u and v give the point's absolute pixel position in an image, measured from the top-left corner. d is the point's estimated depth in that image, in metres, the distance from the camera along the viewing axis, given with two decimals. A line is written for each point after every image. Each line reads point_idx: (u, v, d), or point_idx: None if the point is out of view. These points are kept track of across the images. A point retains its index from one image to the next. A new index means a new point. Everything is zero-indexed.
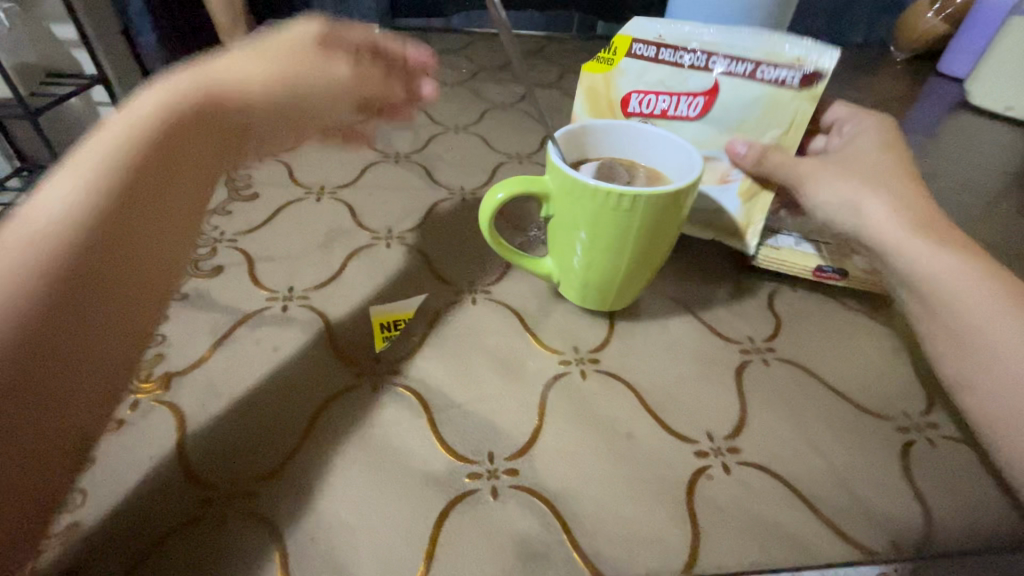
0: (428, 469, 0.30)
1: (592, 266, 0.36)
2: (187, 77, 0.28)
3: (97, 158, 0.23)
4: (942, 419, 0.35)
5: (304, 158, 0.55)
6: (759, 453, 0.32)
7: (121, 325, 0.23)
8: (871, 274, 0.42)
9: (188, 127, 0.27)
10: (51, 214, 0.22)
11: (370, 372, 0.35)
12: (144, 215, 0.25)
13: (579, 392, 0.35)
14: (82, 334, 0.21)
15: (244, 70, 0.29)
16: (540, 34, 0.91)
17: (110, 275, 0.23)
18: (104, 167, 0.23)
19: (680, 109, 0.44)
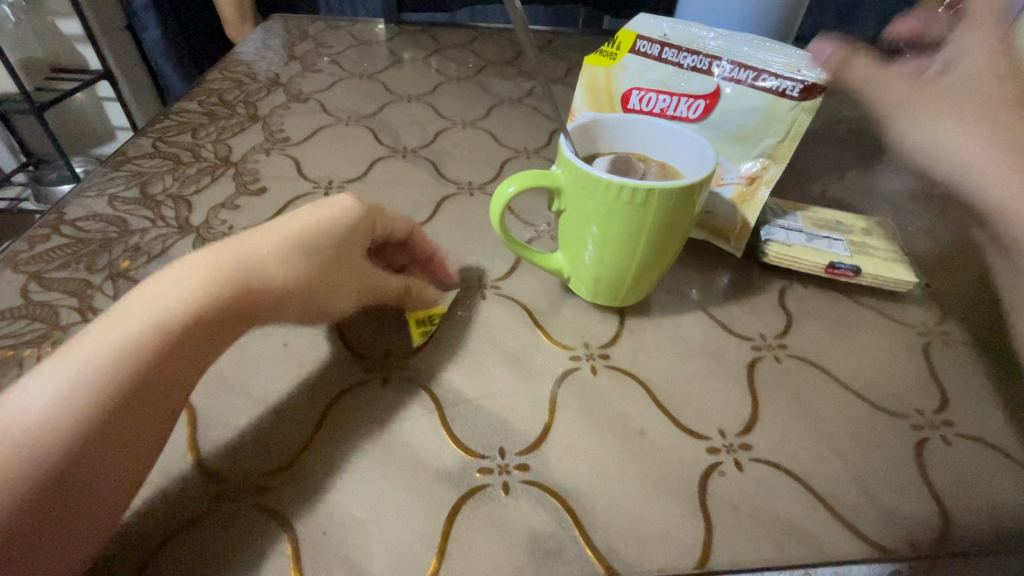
0: (439, 464, 0.30)
1: (603, 261, 0.35)
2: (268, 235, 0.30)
3: (236, 268, 0.28)
4: (956, 417, 0.35)
5: (312, 153, 0.55)
6: (771, 450, 0.32)
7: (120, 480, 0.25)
8: (885, 270, 0.42)
9: (258, 271, 0.29)
10: (106, 346, 0.25)
11: (380, 367, 0.35)
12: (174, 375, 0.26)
13: (590, 388, 0.35)
14: (99, 461, 0.24)
15: (293, 228, 0.30)
16: (546, 29, 0.90)
17: (132, 422, 0.25)
18: (159, 315, 0.26)
19: (677, 109, 0.44)
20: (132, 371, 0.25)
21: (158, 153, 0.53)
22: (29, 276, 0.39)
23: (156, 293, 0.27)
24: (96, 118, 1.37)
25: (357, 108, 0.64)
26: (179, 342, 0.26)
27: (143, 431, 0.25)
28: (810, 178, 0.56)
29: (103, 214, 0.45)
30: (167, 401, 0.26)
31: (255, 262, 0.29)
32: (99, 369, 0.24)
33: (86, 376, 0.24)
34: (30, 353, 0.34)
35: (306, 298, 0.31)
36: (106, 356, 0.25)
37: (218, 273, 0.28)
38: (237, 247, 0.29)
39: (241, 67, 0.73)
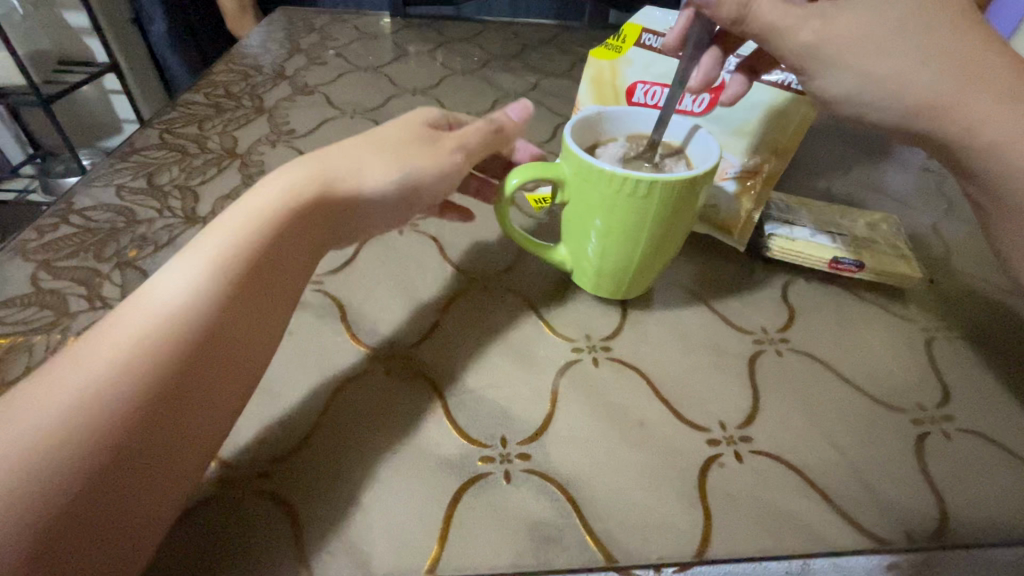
0: (441, 452, 0.30)
1: (606, 253, 0.35)
2: (344, 157, 0.33)
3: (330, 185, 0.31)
4: (957, 411, 0.35)
5: (317, 145, 0.55)
6: (771, 442, 0.32)
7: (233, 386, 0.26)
8: (888, 266, 0.42)
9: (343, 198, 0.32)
10: (222, 248, 0.27)
11: (384, 357, 0.35)
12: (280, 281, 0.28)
13: (591, 380, 0.35)
14: (223, 357, 0.25)
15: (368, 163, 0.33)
16: (551, 23, 0.90)
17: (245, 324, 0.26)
18: (269, 221, 0.28)
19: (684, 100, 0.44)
20: (243, 278, 0.27)
21: (165, 145, 0.54)
22: (38, 265, 0.39)
23: (254, 206, 0.29)
24: (103, 111, 1.39)
25: (362, 101, 0.65)
26: (282, 251, 0.29)
27: (253, 326, 0.27)
28: (814, 174, 0.56)
29: (111, 204, 0.45)
30: (296, 276, 0.30)
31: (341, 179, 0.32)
32: (219, 275, 0.26)
33: (260, 230, 0.28)
34: (40, 340, 0.34)
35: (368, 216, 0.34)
36: (269, 215, 0.29)
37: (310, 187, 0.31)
38: (319, 169, 0.32)
39: (247, 60, 0.73)
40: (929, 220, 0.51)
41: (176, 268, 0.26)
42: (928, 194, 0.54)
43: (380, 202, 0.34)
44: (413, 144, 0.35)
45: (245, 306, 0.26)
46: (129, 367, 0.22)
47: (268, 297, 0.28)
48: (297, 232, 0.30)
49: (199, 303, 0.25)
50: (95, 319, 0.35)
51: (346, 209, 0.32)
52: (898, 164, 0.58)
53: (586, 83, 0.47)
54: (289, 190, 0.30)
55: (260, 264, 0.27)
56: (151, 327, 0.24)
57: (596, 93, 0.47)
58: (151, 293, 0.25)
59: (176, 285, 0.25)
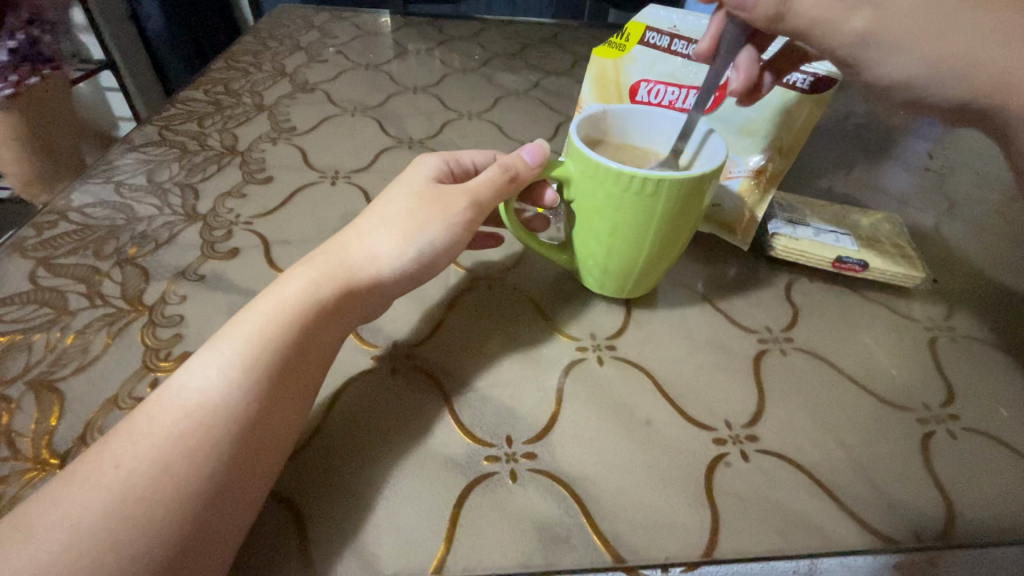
0: (447, 452, 0.30)
1: (612, 253, 0.35)
2: (360, 235, 0.32)
3: (352, 267, 0.31)
4: (963, 411, 0.35)
5: (319, 143, 0.55)
6: (778, 441, 0.32)
7: (261, 485, 0.25)
8: (891, 265, 0.42)
9: (361, 275, 0.31)
10: (242, 347, 0.26)
11: (389, 357, 0.35)
12: (302, 371, 0.28)
13: (597, 379, 0.35)
14: (251, 459, 0.24)
15: (388, 236, 0.32)
16: (552, 21, 0.90)
17: (272, 424, 0.26)
18: (287, 311, 0.28)
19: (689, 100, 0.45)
20: (266, 374, 0.26)
21: (164, 142, 0.53)
22: (37, 262, 0.38)
23: (276, 298, 0.28)
24: None
25: (363, 99, 0.64)
26: (303, 339, 0.28)
27: (280, 424, 0.26)
28: (815, 174, 0.56)
29: (110, 201, 0.45)
30: (320, 360, 0.29)
31: (361, 259, 0.31)
32: (242, 376, 0.25)
33: (284, 327, 0.27)
34: (39, 338, 0.33)
35: (391, 291, 0.33)
36: (292, 308, 0.28)
37: (332, 273, 0.30)
38: (338, 251, 0.31)
39: (247, 57, 0.73)
40: (931, 219, 0.51)
41: (200, 369, 0.25)
42: (929, 193, 0.54)
43: (401, 282, 0.32)
44: (430, 207, 0.32)
45: (272, 406, 0.26)
46: (154, 481, 0.22)
47: (295, 395, 0.27)
48: (323, 323, 0.29)
49: (227, 405, 0.24)
50: (95, 317, 0.35)
51: (370, 295, 0.31)
52: (898, 163, 0.58)
53: (591, 81, 0.47)
54: (313, 285, 0.29)
55: (287, 363, 0.27)
56: (177, 437, 0.23)
57: (601, 92, 0.47)
58: (177, 399, 0.25)
59: (203, 391, 0.25)
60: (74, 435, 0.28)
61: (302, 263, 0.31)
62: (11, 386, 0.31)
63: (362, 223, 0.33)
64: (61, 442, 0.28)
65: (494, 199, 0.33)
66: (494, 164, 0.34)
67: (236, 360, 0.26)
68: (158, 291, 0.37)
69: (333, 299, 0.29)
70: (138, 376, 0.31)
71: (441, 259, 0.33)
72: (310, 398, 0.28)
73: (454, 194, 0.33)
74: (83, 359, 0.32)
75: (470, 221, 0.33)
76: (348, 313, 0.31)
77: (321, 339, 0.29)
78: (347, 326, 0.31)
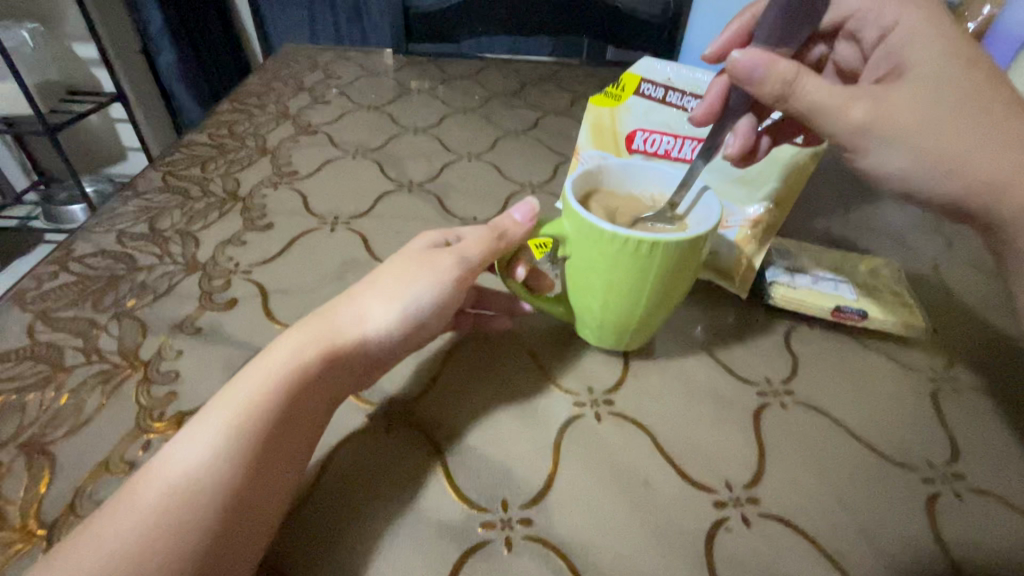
0: (441, 518, 0.29)
1: (608, 308, 0.35)
2: (353, 299, 0.32)
3: (344, 331, 0.31)
4: (968, 469, 0.34)
5: (319, 187, 0.56)
6: (780, 504, 0.32)
7: (245, 559, 0.25)
8: (891, 315, 0.41)
9: (353, 338, 0.31)
10: (230, 417, 0.26)
11: (383, 414, 0.34)
12: (291, 438, 0.27)
13: (595, 437, 0.34)
14: (236, 534, 0.24)
15: (381, 299, 0.32)
16: (551, 59, 0.92)
17: (258, 495, 0.25)
18: (278, 378, 0.28)
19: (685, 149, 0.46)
20: (254, 444, 0.26)
21: (167, 188, 0.54)
22: (35, 315, 0.39)
23: (266, 363, 0.28)
24: (110, 140, 1.43)
25: (364, 140, 0.65)
26: (293, 406, 0.28)
27: (267, 494, 0.26)
28: (812, 215, 0.56)
29: (111, 250, 0.45)
30: (309, 426, 0.29)
31: (352, 323, 0.31)
32: (230, 447, 0.25)
33: (271, 393, 0.27)
34: (33, 398, 0.33)
35: (383, 353, 0.33)
36: (279, 373, 0.28)
37: (323, 337, 0.30)
38: (330, 315, 0.31)
39: (251, 99, 0.74)
40: (930, 261, 0.51)
41: (186, 441, 0.25)
42: (927, 234, 0.54)
43: (393, 343, 0.33)
44: (422, 269, 0.33)
45: (260, 477, 0.25)
46: (136, 561, 0.22)
47: (282, 462, 0.27)
48: (311, 387, 0.29)
49: (213, 478, 0.24)
50: (90, 375, 0.35)
51: (359, 356, 0.31)
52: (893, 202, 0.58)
53: (588, 129, 0.47)
54: (301, 348, 0.29)
55: (275, 430, 0.27)
56: (161, 515, 0.23)
57: (597, 139, 0.47)
58: (163, 472, 0.24)
59: (187, 463, 0.24)
60: (63, 503, 0.28)
61: (294, 326, 0.31)
62: (3, 450, 0.30)
63: (357, 286, 0.33)
64: (49, 510, 0.28)
65: (484, 259, 0.34)
66: (483, 226, 0.35)
67: (224, 430, 0.25)
68: (154, 345, 0.37)
69: (325, 364, 0.30)
70: (131, 437, 0.31)
71: (432, 319, 0.34)
72: (299, 463, 0.28)
73: (443, 255, 0.34)
74: (76, 419, 0.32)
75: (458, 280, 0.34)
76: (338, 376, 0.31)
77: (310, 404, 0.29)
78: (337, 389, 0.31)
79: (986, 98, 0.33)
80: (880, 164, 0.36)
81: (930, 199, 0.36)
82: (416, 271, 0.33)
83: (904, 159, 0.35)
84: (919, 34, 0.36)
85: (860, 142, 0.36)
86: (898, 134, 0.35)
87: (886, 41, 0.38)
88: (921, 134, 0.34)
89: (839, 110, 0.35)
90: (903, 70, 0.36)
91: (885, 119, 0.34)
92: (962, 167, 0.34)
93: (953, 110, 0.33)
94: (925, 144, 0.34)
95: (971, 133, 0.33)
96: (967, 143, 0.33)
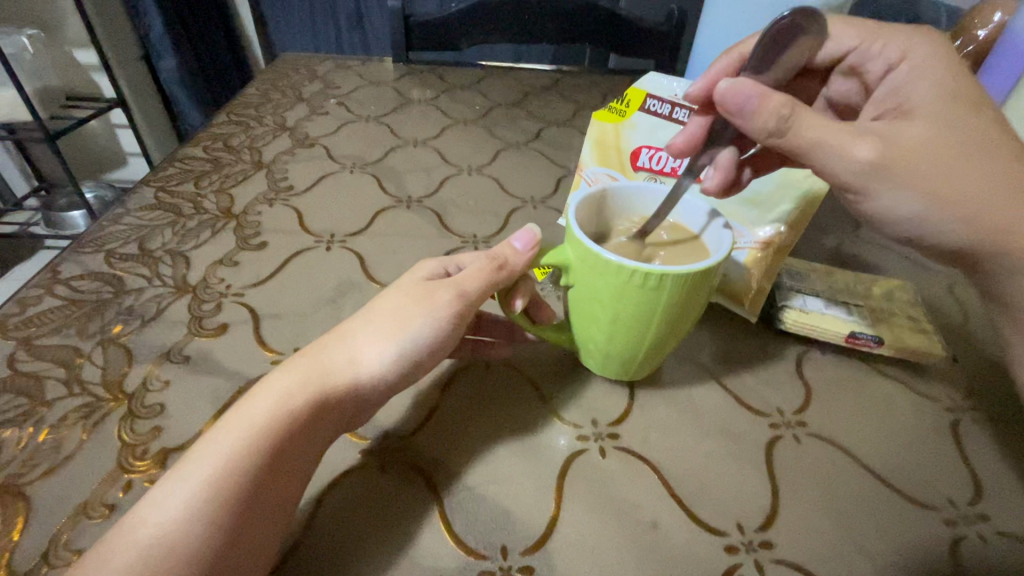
0: (437, 566, 0.28)
1: (614, 338, 0.33)
2: (347, 338, 0.31)
3: (335, 374, 0.29)
4: (993, 510, 0.32)
5: (315, 203, 0.54)
6: (795, 550, 0.30)
7: None
8: (908, 341, 0.40)
9: (344, 382, 0.30)
10: (209, 474, 0.25)
11: (378, 450, 0.33)
12: (274, 493, 0.26)
13: (599, 474, 0.33)
14: None
15: (376, 340, 0.31)
16: (553, 68, 0.91)
17: (236, 557, 0.24)
18: (262, 429, 0.26)
19: None
20: (234, 504, 0.24)
21: (159, 205, 0.53)
22: (18, 343, 0.37)
23: (250, 412, 0.27)
24: (110, 146, 1.42)
25: (362, 153, 0.64)
26: (278, 458, 0.27)
27: (246, 555, 0.25)
28: (823, 232, 0.54)
29: (99, 272, 0.44)
30: (295, 477, 0.28)
31: (345, 365, 0.30)
32: (207, 508, 0.24)
33: (254, 448, 0.26)
34: (12, 434, 0.32)
35: (377, 395, 0.31)
36: (264, 426, 0.26)
37: (313, 381, 0.29)
38: (321, 357, 0.30)
39: (248, 110, 0.73)
40: (947, 281, 0.49)
41: (164, 499, 0.24)
42: None
43: (387, 385, 0.31)
44: (417, 304, 0.32)
45: (239, 538, 0.24)
46: None
47: (264, 521, 0.26)
48: (296, 439, 0.28)
49: (188, 544, 0.23)
50: (72, 408, 0.33)
51: (350, 400, 0.30)
52: None
53: (591, 146, 0.46)
54: (289, 395, 0.28)
55: (258, 486, 0.25)
56: None
57: (600, 157, 0.46)
58: (136, 533, 0.23)
59: (162, 526, 0.23)
60: (39, 551, 0.27)
61: (283, 368, 0.29)
62: None
63: (352, 323, 0.32)
64: (23, 561, 0.26)
65: (484, 292, 0.32)
66: (483, 255, 0.34)
67: (201, 489, 0.24)
68: (140, 375, 0.36)
69: (314, 411, 0.28)
70: (112, 478, 0.30)
71: (428, 357, 0.32)
72: (282, 517, 0.27)
73: (440, 289, 0.32)
74: (55, 459, 0.31)
75: (458, 315, 0.32)
76: (327, 423, 0.29)
77: (296, 455, 0.28)
78: (327, 434, 0.30)
79: (981, 137, 0.32)
80: (887, 207, 0.34)
81: (932, 244, 0.34)
82: (412, 308, 0.32)
83: (906, 202, 0.33)
84: (923, 73, 0.35)
85: (862, 184, 0.33)
86: (896, 176, 0.32)
87: (892, 73, 0.37)
88: (930, 176, 0.32)
89: (845, 148, 0.32)
90: (907, 107, 0.34)
91: (891, 158, 0.32)
92: (968, 210, 0.32)
93: (960, 152, 0.32)
94: (932, 188, 0.32)
95: (982, 177, 0.31)
96: (972, 187, 0.32)
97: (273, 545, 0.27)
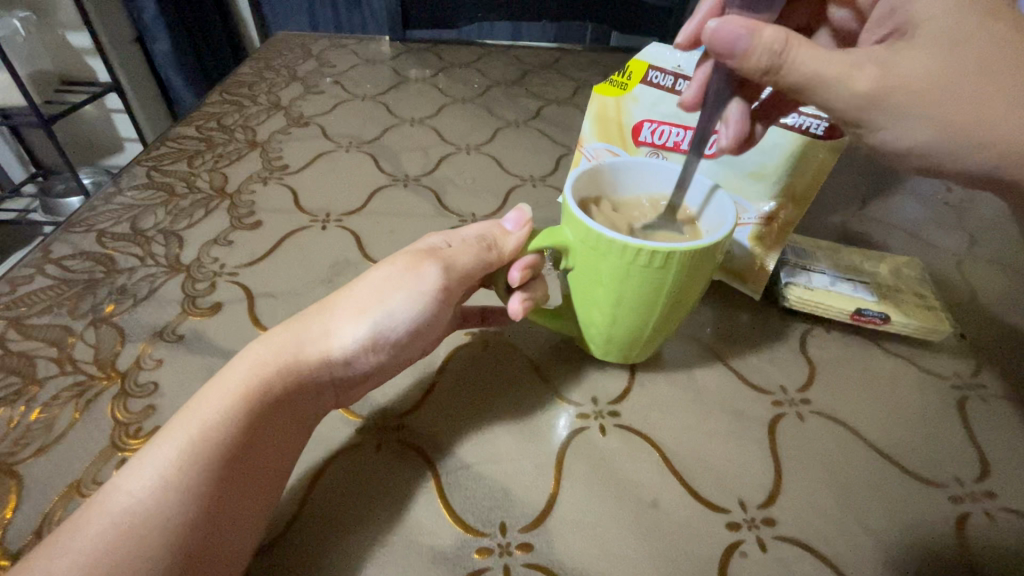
0: (435, 542, 0.28)
1: (617, 321, 0.33)
2: (327, 311, 0.30)
3: (312, 345, 0.29)
4: (1000, 487, 0.32)
5: (310, 182, 0.53)
6: (797, 525, 0.29)
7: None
8: (914, 318, 0.39)
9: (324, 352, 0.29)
10: (189, 438, 0.24)
11: (374, 429, 0.32)
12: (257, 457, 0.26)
13: (599, 452, 0.32)
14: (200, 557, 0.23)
15: (354, 312, 0.30)
16: (554, 46, 0.89)
17: (222, 518, 0.24)
18: (240, 396, 0.26)
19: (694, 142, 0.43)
20: (216, 467, 0.24)
21: (151, 183, 0.52)
22: (9, 322, 0.37)
23: (229, 381, 0.27)
24: (107, 130, 1.40)
25: (358, 132, 0.63)
26: (257, 424, 0.26)
27: (233, 515, 0.25)
28: (829, 209, 0.53)
29: (91, 252, 0.43)
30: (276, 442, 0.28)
31: (323, 335, 0.29)
32: (189, 470, 0.24)
33: (231, 415, 0.25)
34: (3, 413, 0.32)
35: (360, 367, 0.31)
36: (240, 393, 0.26)
37: (291, 351, 0.28)
38: (299, 328, 0.29)
39: (242, 89, 0.71)
40: (953, 257, 0.48)
41: (141, 468, 0.24)
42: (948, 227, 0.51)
43: (369, 357, 0.31)
44: (401, 276, 0.31)
45: (224, 498, 0.24)
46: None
47: (246, 490, 0.26)
48: (277, 406, 0.27)
49: (170, 505, 0.23)
50: (63, 388, 0.33)
51: (331, 372, 0.30)
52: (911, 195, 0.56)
53: (592, 121, 0.45)
54: (265, 364, 0.28)
55: (240, 450, 0.25)
56: (116, 540, 0.22)
57: (601, 132, 0.45)
58: (117, 495, 0.23)
59: (143, 488, 0.23)
60: (29, 530, 0.26)
61: (263, 338, 0.29)
62: None
63: (332, 296, 0.31)
64: (14, 539, 0.26)
65: (473, 268, 0.32)
66: (474, 234, 0.33)
67: (183, 453, 0.24)
68: (132, 354, 0.35)
69: (293, 379, 0.28)
70: (104, 457, 0.29)
71: (415, 330, 0.32)
72: (267, 480, 0.27)
73: (428, 262, 0.31)
74: (46, 438, 0.30)
75: (448, 287, 0.31)
76: (307, 391, 0.29)
77: (274, 421, 0.27)
78: (306, 402, 0.29)
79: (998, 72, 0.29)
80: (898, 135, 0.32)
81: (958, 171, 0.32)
82: (395, 281, 0.31)
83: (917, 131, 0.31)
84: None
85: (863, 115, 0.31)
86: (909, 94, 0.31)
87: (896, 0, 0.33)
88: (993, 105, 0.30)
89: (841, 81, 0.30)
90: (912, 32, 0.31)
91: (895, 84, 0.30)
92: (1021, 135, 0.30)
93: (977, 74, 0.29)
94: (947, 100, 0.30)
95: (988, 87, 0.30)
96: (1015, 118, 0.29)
97: (262, 507, 0.27)
